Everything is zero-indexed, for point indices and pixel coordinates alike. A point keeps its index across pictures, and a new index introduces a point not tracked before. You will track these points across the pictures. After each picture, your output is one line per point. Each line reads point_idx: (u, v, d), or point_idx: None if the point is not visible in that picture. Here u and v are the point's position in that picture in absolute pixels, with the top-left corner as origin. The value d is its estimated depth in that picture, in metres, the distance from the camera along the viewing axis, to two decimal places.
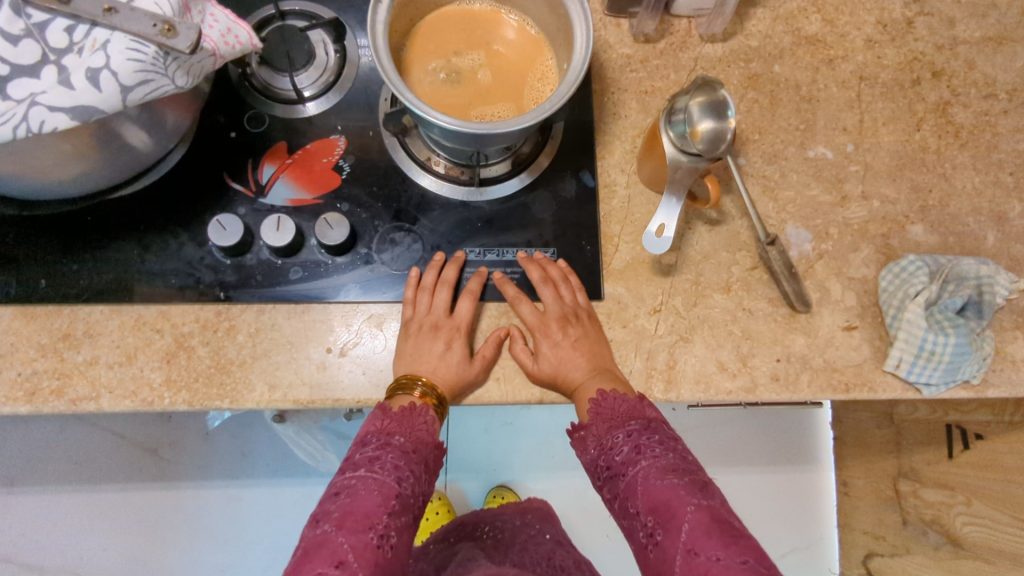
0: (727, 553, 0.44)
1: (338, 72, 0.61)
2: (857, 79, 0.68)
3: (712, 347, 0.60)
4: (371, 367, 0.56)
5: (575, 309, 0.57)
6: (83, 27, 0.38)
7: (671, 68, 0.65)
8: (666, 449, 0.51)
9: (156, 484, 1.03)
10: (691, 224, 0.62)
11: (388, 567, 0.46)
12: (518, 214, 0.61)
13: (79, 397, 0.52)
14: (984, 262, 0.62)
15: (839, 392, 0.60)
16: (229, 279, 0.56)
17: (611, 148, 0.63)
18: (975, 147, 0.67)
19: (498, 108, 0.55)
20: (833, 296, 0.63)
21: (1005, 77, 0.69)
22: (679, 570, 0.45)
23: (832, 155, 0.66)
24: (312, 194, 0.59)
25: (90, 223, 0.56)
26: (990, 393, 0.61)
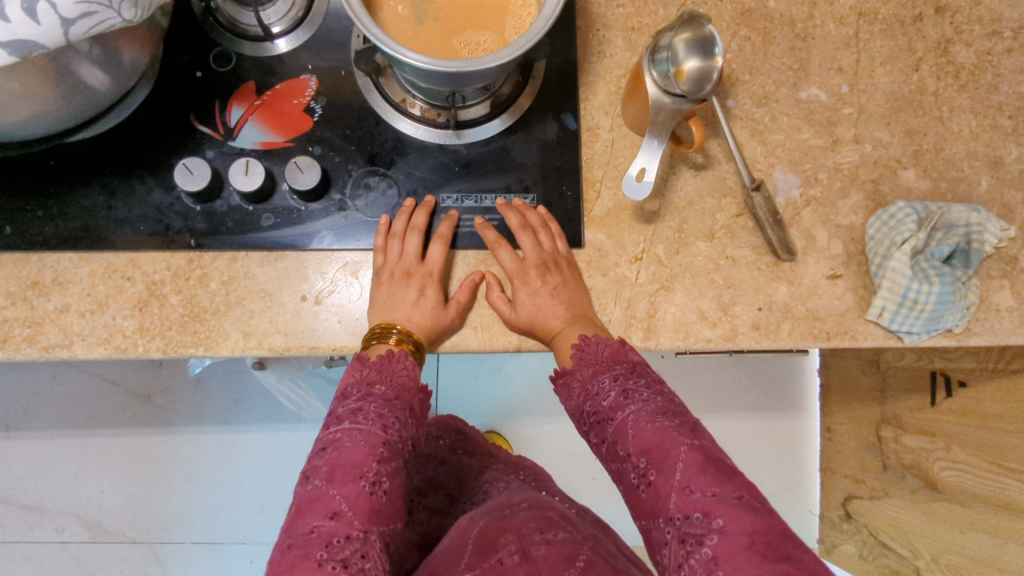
0: (722, 489, 0.42)
1: (308, 7, 0.58)
2: (855, 15, 0.65)
3: (693, 296, 0.59)
4: (347, 315, 0.55)
5: (555, 257, 0.56)
6: None
7: (660, 3, 0.62)
8: (653, 393, 0.49)
9: (150, 429, 1.04)
10: (676, 170, 0.60)
11: (385, 512, 0.46)
12: (497, 158, 0.59)
13: (51, 344, 0.51)
14: (975, 208, 0.61)
15: (820, 341, 0.60)
16: (200, 226, 0.55)
17: (595, 89, 0.61)
18: (975, 88, 0.65)
19: (477, 40, 0.53)
20: (818, 244, 0.61)
21: (1012, 13, 0.66)
22: (674, 508, 0.43)
23: (825, 97, 0.64)
24: (282, 137, 0.57)
25: (53, 167, 0.54)
26: (972, 342, 0.61)
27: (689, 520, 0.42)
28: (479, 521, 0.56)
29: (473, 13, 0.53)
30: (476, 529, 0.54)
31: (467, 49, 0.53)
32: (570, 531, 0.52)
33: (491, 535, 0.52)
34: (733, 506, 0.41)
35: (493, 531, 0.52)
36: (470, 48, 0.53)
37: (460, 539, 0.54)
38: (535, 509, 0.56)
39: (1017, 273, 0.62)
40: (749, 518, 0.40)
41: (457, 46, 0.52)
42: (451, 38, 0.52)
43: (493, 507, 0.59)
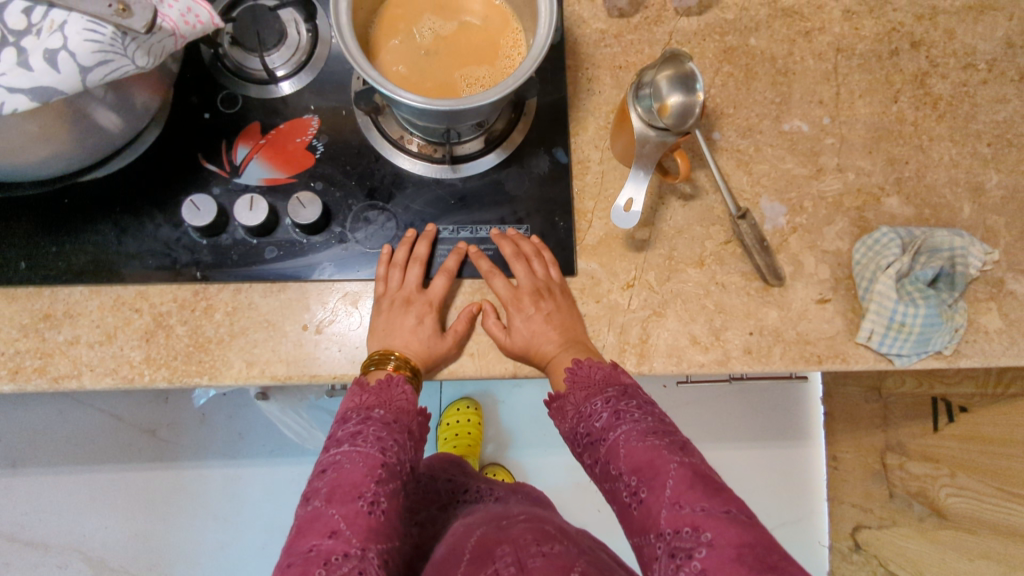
0: (710, 504, 0.43)
1: (310, 51, 0.61)
2: (834, 51, 0.67)
3: (685, 321, 0.61)
4: (347, 344, 0.57)
5: (548, 284, 0.58)
6: (41, 9, 0.39)
7: (646, 43, 0.65)
8: (644, 414, 0.50)
9: (154, 464, 1.05)
10: (665, 200, 0.63)
11: (382, 531, 0.47)
12: (492, 191, 0.62)
13: (61, 375, 0.53)
14: (958, 233, 0.63)
15: (811, 364, 0.61)
16: (206, 259, 0.57)
17: (585, 124, 0.63)
18: (952, 118, 0.67)
19: (475, 79, 0.56)
20: (806, 270, 0.63)
21: (985, 46, 0.68)
22: (664, 524, 0.44)
23: (808, 128, 0.66)
24: (285, 174, 0.59)
25: (67, 205, 0.57)
26: (963, 364, 0.61)
27: (679, 534, 0.42)
28: (475, 529, 0.57)
29: (469, 54, 0.56)
30: (474, 537, 0.55)
31: (467, 87, 0.56)
32: (566, 543, 0.53)
33: (487, 545, 0.53)
34: (721, 520, 0.42)
35: (490, 542, 0.53)
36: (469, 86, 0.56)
37: (457, 549, 0.55)
38: (533, 520, 0.57)
39: (1004, 296, 0.63)
40: (737, 531, 0.41)
41: (457, 86, 0.55)
42: (451, 78, 0.55)
43: (491, 517, 0.59)
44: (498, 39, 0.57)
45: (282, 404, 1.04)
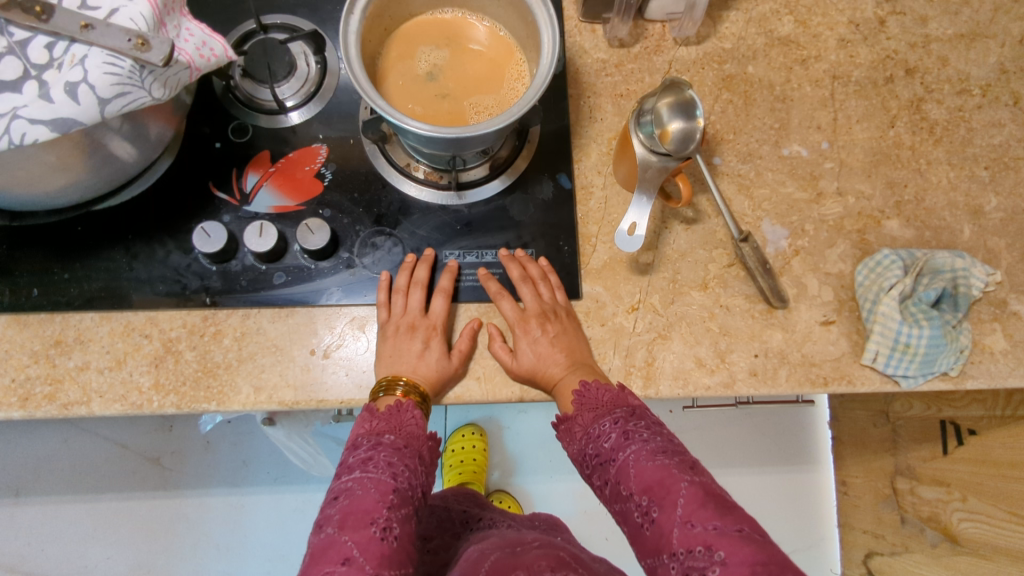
0: (723, 522, 0.43)
1: (319, 82, 0.63)
2: (830, 78, 0.69)
3: (690, 344, 0.61)
4: (354, 368, 0.57)
5: (554, 307, 0.58)
6: (62, 44, 0.41)
7: (646, 72, 0.67)
8: (654, 434, 0.50)
9: (157, 493, 1.04)
10: (668, 224, 0.63)
11: (397, 559, 0.45)
12: (497, 217, 0.63)
13: (70, 401, 0.53)
14: (960, 254, 0.63)
15: (818, 386, 0.61)
16: (216, 285, 0.58)
17: (587, 150, 0.65)
18: (949, 142, 0.68)
19: (483, 108, 0.57)
20: (810, 292, 0.63)
21: (979, 73, 0.70)
22: (677, 543, 0.43)
23: (807, 153, 0.67)
24: (294, 201, 0.60)
25: (80, 233, 0.58)
26: (969, 385, 0.61)
27: (692, 553, 0.42)
28: (489, 554, 0.56)
29: (477, 85, 0.58)
30: (487, 563, 0.54)
31: (475, 115, 0.57)
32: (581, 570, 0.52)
33: (502, 570, 0.52)
34: (734, 539, 0.42)
35: (504, 565, 0.52)
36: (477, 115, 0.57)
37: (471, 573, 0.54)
38: (547, 547, 0.56)
39: (1008, 316, 0.63)
40: (750, 549, 0.41)
41: (465, 114, 0.57)
42: (460, 107, 0.57)
43: (504, 543, 0.59)
44: (503, 70, 0.59)
45: (288, 429, 1.04)
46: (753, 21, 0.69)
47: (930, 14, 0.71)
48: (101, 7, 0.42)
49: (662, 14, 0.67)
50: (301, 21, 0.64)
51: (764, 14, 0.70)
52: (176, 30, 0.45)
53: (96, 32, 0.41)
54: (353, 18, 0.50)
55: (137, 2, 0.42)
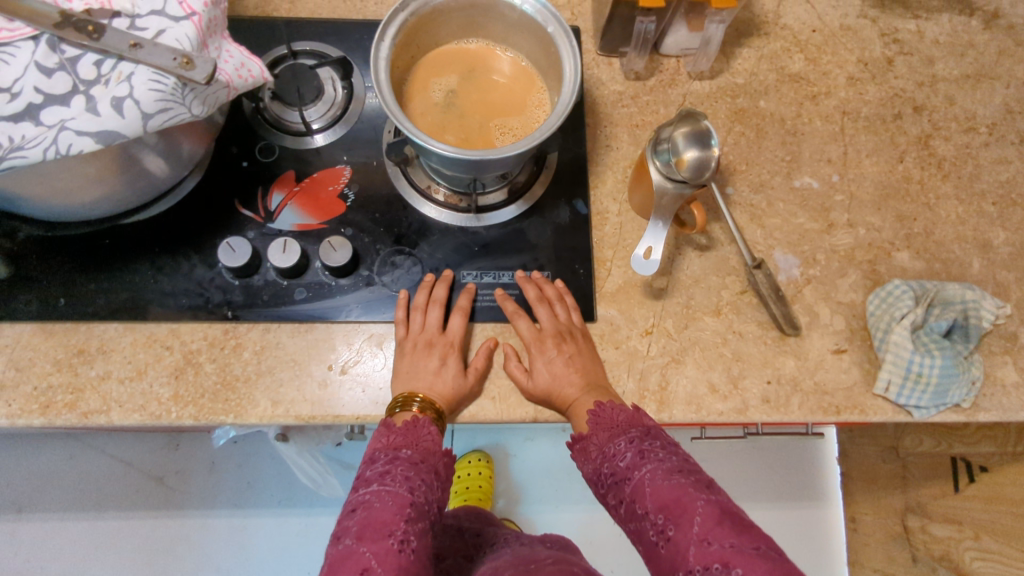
0: (739, 541, 0.42)
1: (345, 106, 0.65)
2: (840, 114, 0.71)
3: (703, 369, 0.61)
4: (371, 385, 0.58)
5: (570, 328, 0.59)
6: (111, 60, 0.43)
7: (661, 104, 0.69)
8: (669, 453, 0.50)
9: (160, 512, 1.04)
10: (681, 250, 0.65)
11: (414, 571, 0.46)
12: (514, 239, 0.64)
13: (90, 410, 0.54)
14: (970, 287, 0.64)
15: (830, 414, 0.61)
16: (238, 299, 0.59)
17: (603, 178, 0.66)
18: (957, 178, 0.70)
19: (506, 134, 0.59)
20: (822, 320, 0.64)
21: (985, 112, 0.72)
22: (693, 560, 0.43)
23: (818, 185, 0.69)
24: (317, 220, 0.62)
25: (108, 245, 0.59)
26: (982, 418, 0.61)
27: (709, 571, 0.42)
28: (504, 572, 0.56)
29: (500, 112, 0.60)
30: None
31: (498, 140, 0.59)
32: None
33: None
34: (751, 557, 0.41)
35: None
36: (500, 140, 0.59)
37: None
38: (561, 564, 0.56)
39: (1018, 349, 0.64)
40: (767, 567, 0.41)
41: (488, 139, 0.59)
42: (483, 133, 0.59)
43: (518, 561, 0.59)
44: (525, 98, 0.61)
45: (297, 446, 1.03)
46: (764, 58, 0.71)
47: (936, 55, 0.73)
48: (149, 28, 0.44)
49: (676, 49, 0.69)
50: (329, 47, 0.67)
51: (776, 51, 0.72)
52: (216, 51, 0.47)
53: (144, 51, 0.43)
54: (383, 45, 0.52)
55: (182, 24, 0.45)
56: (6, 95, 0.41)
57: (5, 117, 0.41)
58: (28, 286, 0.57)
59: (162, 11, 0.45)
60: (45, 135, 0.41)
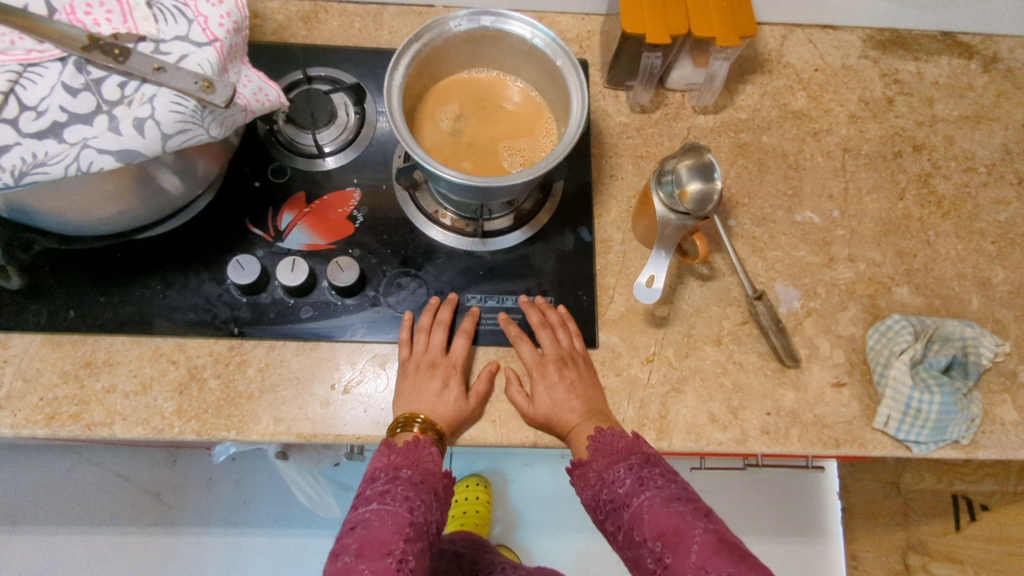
0: (737, 570, 0.42)
1: (357, 131, 0.67)
2: (841, 151, 0.72)
3: (703, 398, 0.62)
4: (373, 405, 0.58)
5: (571, 353, 0.60)
6: (134, 82, 0.45)
7: (665, 136, 0.70)
8: (668, 480, 0.50)
9: (155, 529, 1.03)
10: (683, 280, 0.65)
11: None
12: (518, 265, 0.65)
13: (94, 422, 0.54)
14: (969, 324, 0.65)
15: (830, 447, 0.61)
16: (244, 316, 0.60)
17: (608, 206, 0.67)
18: (957, 216, 0.71)
19: (513, 161, 0.61)
20: (821, 353, 0.64)
21: (984, 152, 0.73)
22: None
23: (819, 219, 0.70)
24: (326, 240, 0.63)
25: (120, 260, 0.60)
26: (981, 455, 0.61)
27: None
28: None
29: (508, 140, 0.62)
30: None
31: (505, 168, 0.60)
32: None
33: None
34: None
35: None
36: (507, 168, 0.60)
37: None
38: None
39: (1017, 387, 0.64)
40: None
41: (496, 166, 0.60)
42: (491, 160, 0.60)
43: None
44: (532, 127, 0.62)
45: (299, 464, 1.01)
46: (768, 94, 0.73)
47: (936, 96, 0.75)
48: (172, 53, 0.46)
49: (681, 84, 0.71)
50: (343, 74, 0.69)
51: (779, 88, 0.74)
52: (236, 75, 0.49)
53: (166, 74, 0.45)
54: (397, 73, 0.54)
55: (205, 50, 0.46)
56: (33, 114, 0.43)
57: (31, 134, 0.42)
58: (39, 297, 0.58)
59: (186, 37, 0.47)
60: (68, 153, 0.43)
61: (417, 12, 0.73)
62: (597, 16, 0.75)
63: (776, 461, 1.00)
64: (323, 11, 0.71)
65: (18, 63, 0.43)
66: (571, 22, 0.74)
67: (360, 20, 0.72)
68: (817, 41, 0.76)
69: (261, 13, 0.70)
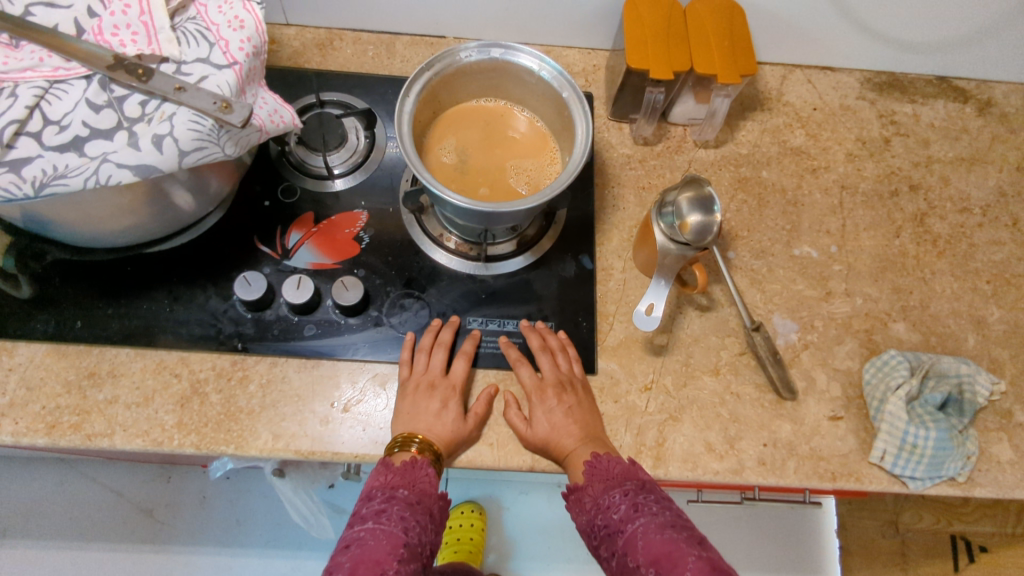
0: None
1: (366, 154, 0.68)
2: (838, 188, 0.74)
3: (700, 428, 0.62)
4: (372, 424, 0.58)
5: (570, 378, 0.60)
6: (155, 101, 0.46)
7: (667, 169, 0.72)
8: (662, 508, 0.50)
9: (144, 546, 1.02)
10: (682, 309, 0.66)
11: None
12: (520, 289, 0.66)
13: (94, 432, 0.55)
14: (965, 361, 0.65)
15: (826, 481, 0.61)
16: (248, 331, 0.61)
17: (610, 235, 0.69)
18: (952, 255, 0.72)
19: (518, 187, 0.62)
20: (818, 386, 0.65)
21: (979, 194, 0.75)
22: None
23: (817, 254, 0.71)
24: (332, 260, 0.64)
25: (129, 272, 0.61)
26: (977, 493, 0.61)
27: None
28: None
29: (513, 166, 0.63)
30: None
31: (512, 193, 0.62)
32: None
33: None
34: None
35: None
36: (513, 193, 0.62)
37: None
38: None
39: (1013, 427, 0.64)
40: None
41: (502, 191, 0.62)
42: (497, 186, 0.62)
43: None
44: (537, 153, 0.64)
45: (296, 483, 0.97)
46: (767, 131, 0.75)
47: (932, 137, 0.77)
48: (193, 74, 0.48)
49: (683, 119, 0.73)
50: (355, 99, 0.71)
51: (778, 125, 0.76)
52: (253, 98, 0.50)
53: (187, 94, 0.46)
54: (408, 100, 0.55)
55: (224, 72, 0.48)
56: (56, 128, 0.44)
57: (53, 148, 0.44)
58: (48, 307, 0.59)
59: (207, 59, 0.48)
60: (87, 166, 0.44)
61: (429, 43, 0.76)
62: (603, 52, 0.77)
63: (774, 496, 0.99)
64: (339, 39, 0.74)
65: (44, 80, 0.45)
66: (578, 56, 0.77)
67: (374, 49, 0.74)
68: (816, 81, 0.78)
69: (279, 39, 0.73)
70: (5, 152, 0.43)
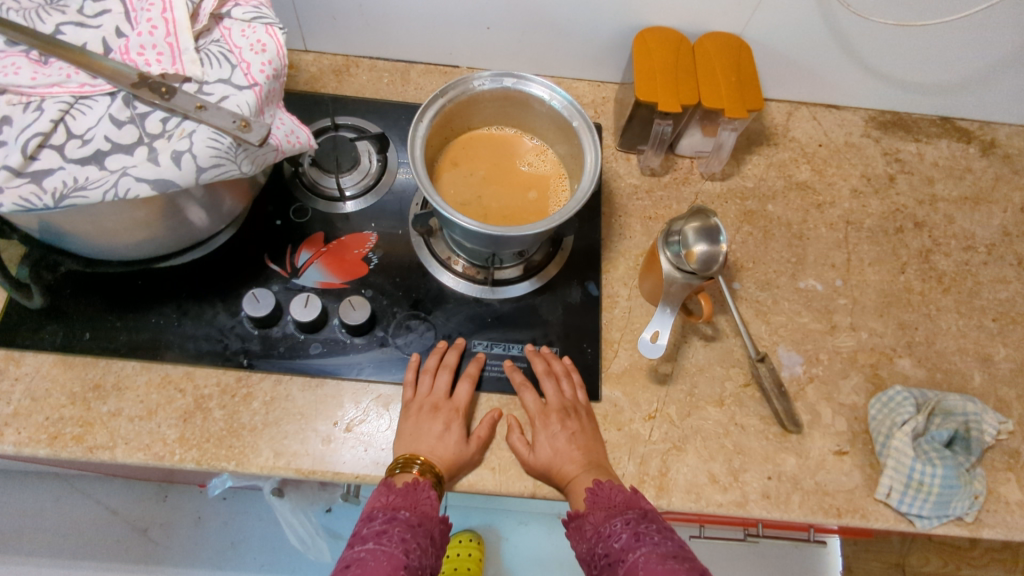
0: None
1: (378, 177, 0.69)
2: (844, 223, 0.74)
3: (703, 459, 0.61)
4: (373, 445, 0.58)
5: (574, 404, 0.60)
6: (176, 118, 0.47)
7: (673, 200, 0.73)
8: (665, 538, 0.49)
9: (136, 567, 1.00)
10: (687, 339, 0.66)
11: None
12: (525, 314, 0.66)
13: (96, 445, 0.55)
14: (971, 399, 0.65)
15: (831, 516, 0.60)
16: (255, 348, 0.61)
17: (616, 263, 0.69)
18: (958, 293, 0.72)
19: (535, 203, 0.64)
20: (823, 420, 0.64)
21: (983, 233, 0.75)
22: None
23: (822, 287, 0.71)
24: (340, 279, 0.65)
25: (139, 286, 0.62)
26: (985, 533, 0.60)
27: None
28: None
29: (530, 182, 0.65)
30: None
31: (529, 211, 0.63)
32: None
33: None
34: None
35: None
36: (531, 208, 0.64)
37: None
38: None
39: (1021, 467, 0.64)
40: None
41: (522, 210, 0.63)
42: (516, 206, 0.63)
43: None
44: (548, 168, 0.66)
45: (293, 503, 0.96)
46: (773, 165, 0.76)
47: (936, 176, 0.78)
48: (214, 93, 0.49)
49: (690, 151, 0.74)
50: (368, 123, 0.72)
51: (783, 160, 0.77)
52: (271, 118, 0.52)
53: (207, 112, 0.48)
54: (421, 125, 0.56)
55: (245, 92, 0.49)
56: (79, 142, 0.46)
57: (74, 161, 0.45)
58: (57, 318, 0.60)
59: (228, 80, 0.50)
60: (107, 179, 0.45)
61: (442, 72, 0.78)
62: (612, 84, 0.79)
63: (777, 533, 0.97)
64: (355, 66, 0.76)
65: (70, 95, 0.46)
66: (587, 88, 0.78)
67: (389, 76, 0.76)
68: (821, 118, 0.80)
69: (296, 64, 0.75)
70: (28, 163, 0.44)
